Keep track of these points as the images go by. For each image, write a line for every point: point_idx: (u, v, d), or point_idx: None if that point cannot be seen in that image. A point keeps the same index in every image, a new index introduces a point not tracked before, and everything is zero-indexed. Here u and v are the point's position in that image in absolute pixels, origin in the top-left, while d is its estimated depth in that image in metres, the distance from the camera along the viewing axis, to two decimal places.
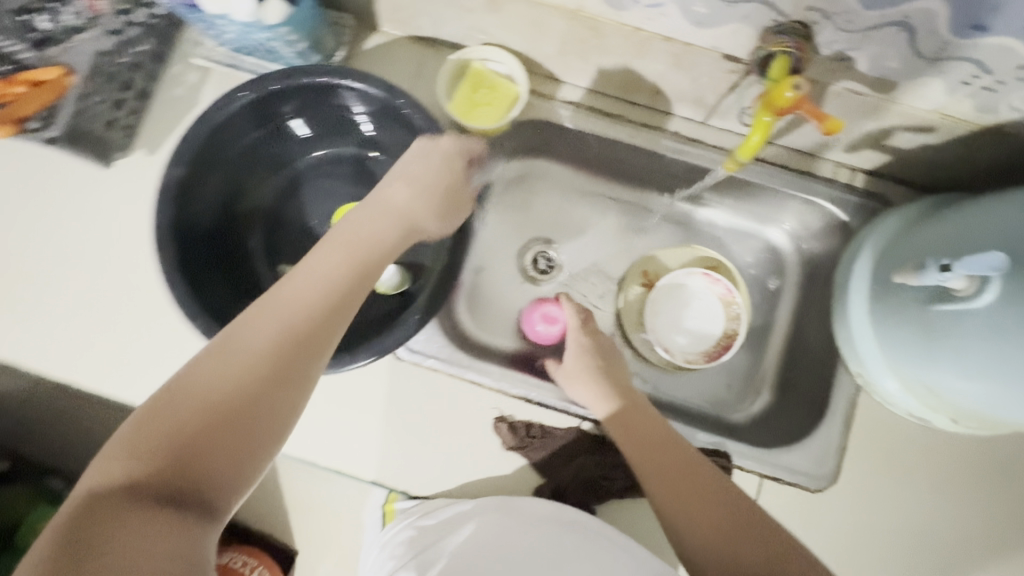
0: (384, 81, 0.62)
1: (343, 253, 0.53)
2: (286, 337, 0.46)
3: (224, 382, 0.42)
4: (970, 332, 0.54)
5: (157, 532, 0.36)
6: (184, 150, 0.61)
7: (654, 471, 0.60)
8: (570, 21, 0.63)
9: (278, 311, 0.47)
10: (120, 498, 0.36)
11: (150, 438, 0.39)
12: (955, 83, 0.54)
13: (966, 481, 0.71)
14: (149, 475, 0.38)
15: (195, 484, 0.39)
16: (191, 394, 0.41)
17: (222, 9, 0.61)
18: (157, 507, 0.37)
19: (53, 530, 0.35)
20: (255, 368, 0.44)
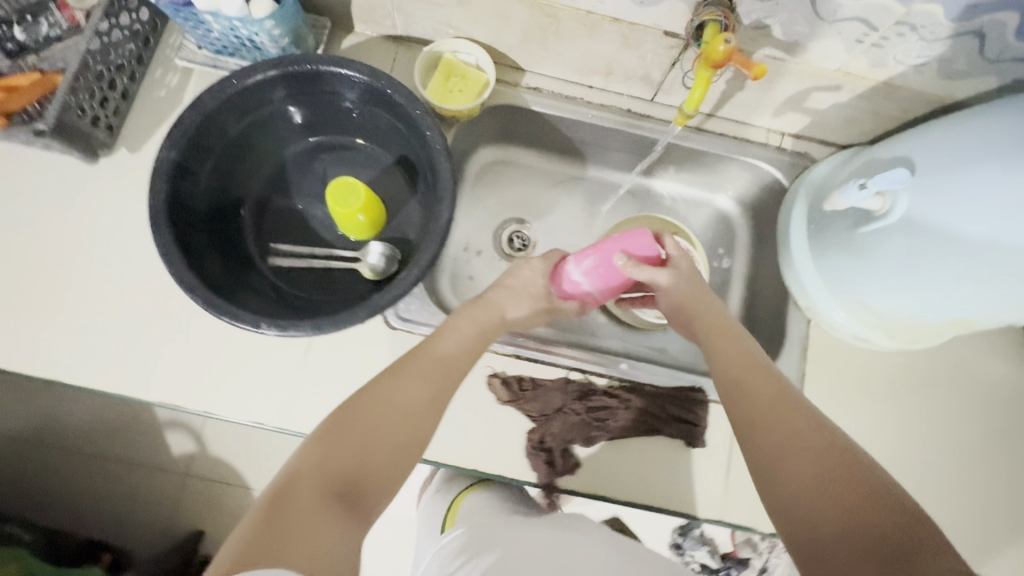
0: (366, 65, 0.68)
1: (471, 323, 0.67)
2: (449, 372, 0.61)
3: (357, 453, 0.52)
4: (892, 243, 0.65)
5: (343, 520, 0.47)
6: (178, 133, 0.65)
7: (750, 415, 0.55)
8: (530, 9, 0.71)
9: (440, 358, 0.62)
10: (321, 480, 0.49)
11: (340, 444, 0.52)
12: (852, 43, 0.65)
13: (910, 393, 0.80)
14: (274, 486, 0.48)
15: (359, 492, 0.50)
16: (330, 464, 0.50)
17: (212, 5, 0.66)
18: (327, 499, 0.48)
19: (283, 486, 0.49)
20: (348, 435, 0.53)
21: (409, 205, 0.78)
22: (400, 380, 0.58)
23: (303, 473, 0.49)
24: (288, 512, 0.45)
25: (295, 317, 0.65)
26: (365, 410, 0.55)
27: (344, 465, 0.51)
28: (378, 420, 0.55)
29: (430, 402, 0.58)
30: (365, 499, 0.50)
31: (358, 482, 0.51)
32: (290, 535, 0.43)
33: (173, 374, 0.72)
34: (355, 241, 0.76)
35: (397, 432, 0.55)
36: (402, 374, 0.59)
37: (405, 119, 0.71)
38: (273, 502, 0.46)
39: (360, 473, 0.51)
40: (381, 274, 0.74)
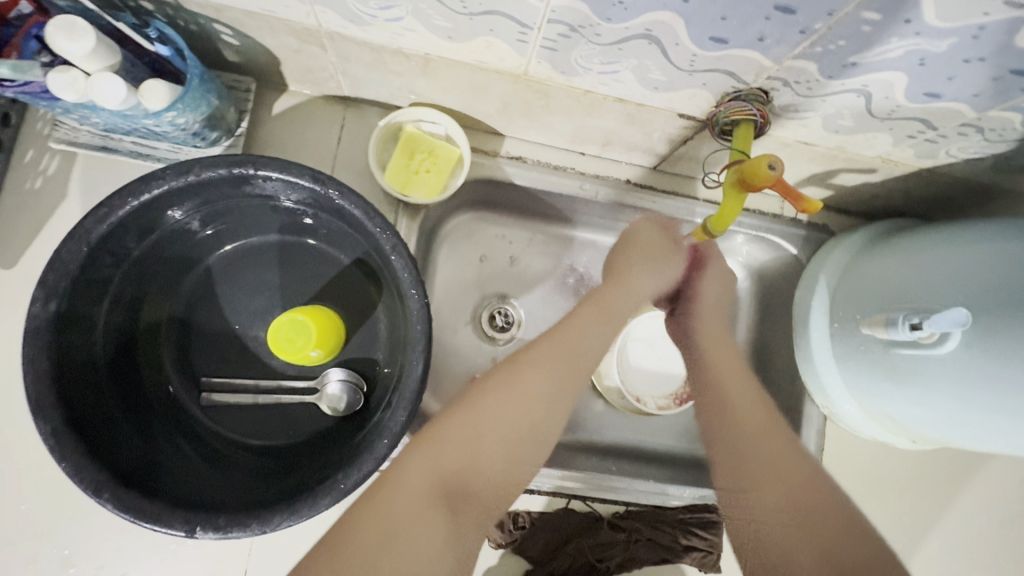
0: (307, 168, 0.52)
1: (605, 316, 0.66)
2: (555, 399, 0.60)
3: (462, 456, 0.52)
4: (935, 374, 0.56)
5: (441, 518, 0.50)
6: (57, 278, 0.49)
7: (739, 422, 0.64)
8: (514, 84, 0.57)
9: (553, 376, 0.60)
10: (432, 476, 0.51)
11: (443, 455, 0.52)
12: (902, 137, 0.55)
13: (923, 486, 0.75)
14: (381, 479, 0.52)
15: (468, 485, 0.52)
16: (444, 455, 0.52)
17: (84, 97, 0.48)
18: (433, 495, 0.50)
19: (371, 482, 0.51)
20: (456, 448, 0.52)
21: (372, 318, 0.64)
22: (495, 412, 0.55)
23: (407, 471, 0.51)
24: (389, 504, 0.48)
25: (237, 502, 0.52)
26: (477, 423, 0.54)
27: (448, 468, 0.51)
28: (475, 444, 0.53)
29: (546, 408, 0.59)
30: (465, 512, 0.52)
31: (460, 487, 0.52)
32: (395, 549, 0.46)
33: (91, 548, 0.59)
34: (311, 369, 0.63)
35: (508, 439, 0.56)
36: (491, 398, 0.56)
37: (363, 229, 0.56)
38: (372, 501, 0.49)
39: (464, 474, 0.52)
40: (343, 410, 0.61)
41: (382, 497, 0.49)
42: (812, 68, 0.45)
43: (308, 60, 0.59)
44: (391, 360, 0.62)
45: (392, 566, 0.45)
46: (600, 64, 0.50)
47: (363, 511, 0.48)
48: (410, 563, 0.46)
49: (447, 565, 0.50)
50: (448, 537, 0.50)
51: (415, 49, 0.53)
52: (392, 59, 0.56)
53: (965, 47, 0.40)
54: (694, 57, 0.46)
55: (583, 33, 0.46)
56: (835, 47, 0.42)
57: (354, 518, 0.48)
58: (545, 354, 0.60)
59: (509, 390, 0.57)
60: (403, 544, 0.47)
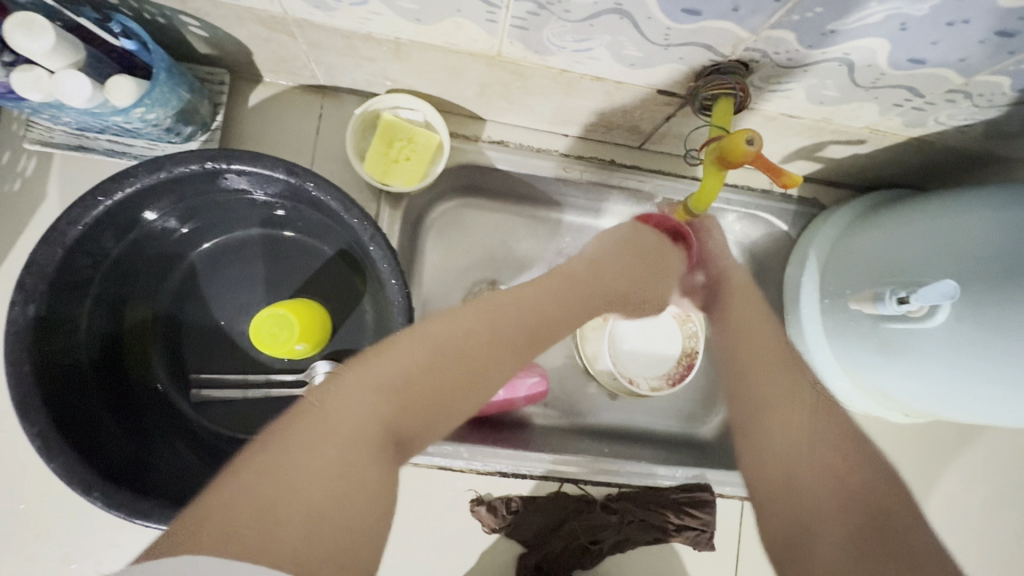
0: (280, 160, 0.51)
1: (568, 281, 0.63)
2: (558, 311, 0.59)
3: (411, 378, 0.45)
4: (926, 347, 0.56)
5: (383, 467, 0.41)
6: (36, 280, 0.49)
7: (758, 400, 0.62)
8: (488, 66, 0.55)
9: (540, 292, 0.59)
10: (365, 416, 0.42)
11: (390, 380, 0.44)
12: (889, 106, 0.53)
13: (917, 459, 0.75)
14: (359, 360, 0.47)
15: (415, 426, 0.45)
16: (388, 381, 0.44)
17: (49, 96, 0.47)
18: (377, 433, 0.42)
19: (352, 367, 0.46)
20: (428, 355, 0.47)
21: (358, 310, 0.64)
22: (439, 331, 0.49)
23: (342, 398, 0.42)
24: (313, 438, 0.40)
25: None
26: (457, 331, 0.50)
27: (403, 411, 0.44)
28: (419, 381, 0.45)
29: (526, 326, 0.54)
30: (412, 443, 0.45)
31: (412, 427, 0.45)
32: (303, 475, 0.38)
33: (91, 545, 0.60)
34: (298, 362, 0.63)
35: (477, 364, 0.50)
36: (460, 324, 0.51)
37: (342, 219, 0.56)
38: (303, 417, 0.41)
39: (421, 431, 0.45)
40: None
41: (305, 424, 0.41)
42: (791, 38, 0.44)
43: (279, 49, 0.58)
44: None
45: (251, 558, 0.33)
46: (573, 42, 0.49)
47: (296, 411, 0.43)
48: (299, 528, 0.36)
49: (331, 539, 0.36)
50: (376, 467, 0.41)
51: (384, 34, 0.52)
52: (363, 45, 0.55)
53: (947, 10, 0.38)
54: (668, 31, 0.45)
55: (552, 10, 0.44)
56: (811, 15, 0.40)
57: (278, 442, 0.40)
58: (553, 288, 0.61)
59: (455, 339, 0.49)
60: (299, 482, 0.37)
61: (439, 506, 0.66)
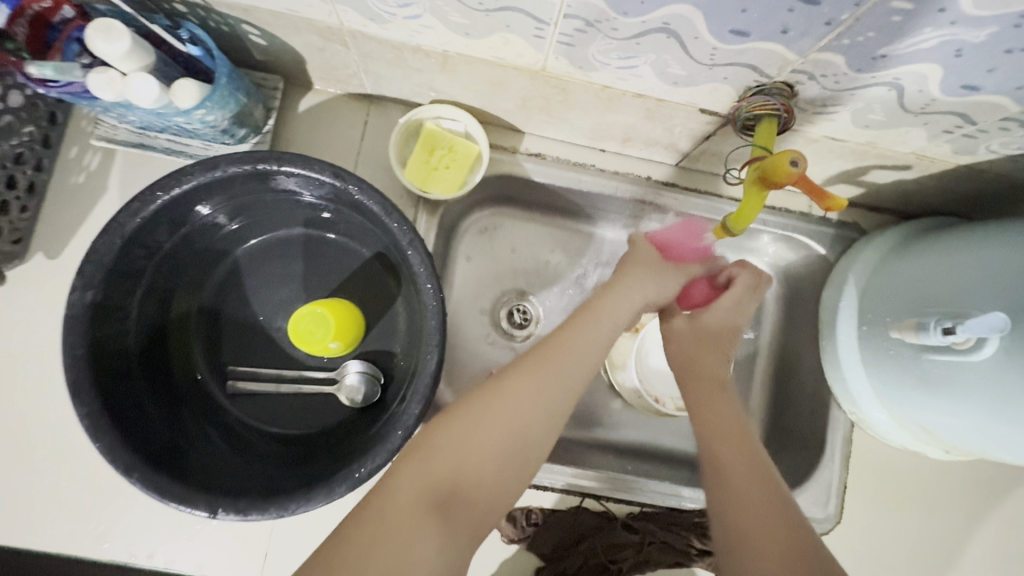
0: (327, 164, 0.54)
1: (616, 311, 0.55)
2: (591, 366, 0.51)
3: (490, 447, 0.45)
4: (970, 381, 0.54)
5: (438, 538, 0.41)
6: (94, 268, 0.52)
7: (728, 476, 0.48)
8: (532, 80, 0.56)
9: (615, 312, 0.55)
10: (415, 495, 0.42)
11: (444, 460, 0.44)
12: (938, 132, 0.52)
13: (956, 501, 0.72)
14: (434, 482, 0.43)
15: (472, 494, 0.44)
16: (438, 459, 0.44)
17: (119, 96, 0.50)
18: (429, 496, 0.42)
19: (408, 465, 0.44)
20: (500, 441, 0.46)
21: (391, 312, 0.66)
22: (524, 375, 0.49)
23: (403, 474, 0.43)
24: (377, 513, 0.41)
25: (258, 487, 0.54)
26: (565, 340, 0.51)
27: (440, 473, 0.44)
28: (485, 423, 0.46)
29: (598, 333, 0.53)
30: (464, 515, 0.43)
31: (460, 488, 0.44)
32: (378, 550, 0.39)
33: (125, 526, 0.62)
34: (331, 360, 0.64)
35: (546, 434, 0.48)
36: (540, 360, 0.50)
37: (382, 224, 0.57)
38: (370, 501, 0.42)
39: (463, 481, 0.44)
40: (361, 401, 0.62)
41: (355, 523, 0.41)
42: (839, 61, 0.44)
43: (331, 58, 0.60)
44: (408, 353, 0.64)
45: None
46: (618, 59, 0.50)
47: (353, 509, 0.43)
48: None
49: None
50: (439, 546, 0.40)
51: (433, 46, 0.54)
52: (411, 57, 0.57)
53: (1004, 37, 0.38)
54: (714, 50, 0.45)
55: (599, 28, 0.45)
56: (862, 39, 0.40)
57: (332, 541, 0.40)
58: (527, 364, 0.49)
59: (484, 401, 0.47)
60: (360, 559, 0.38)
61: None
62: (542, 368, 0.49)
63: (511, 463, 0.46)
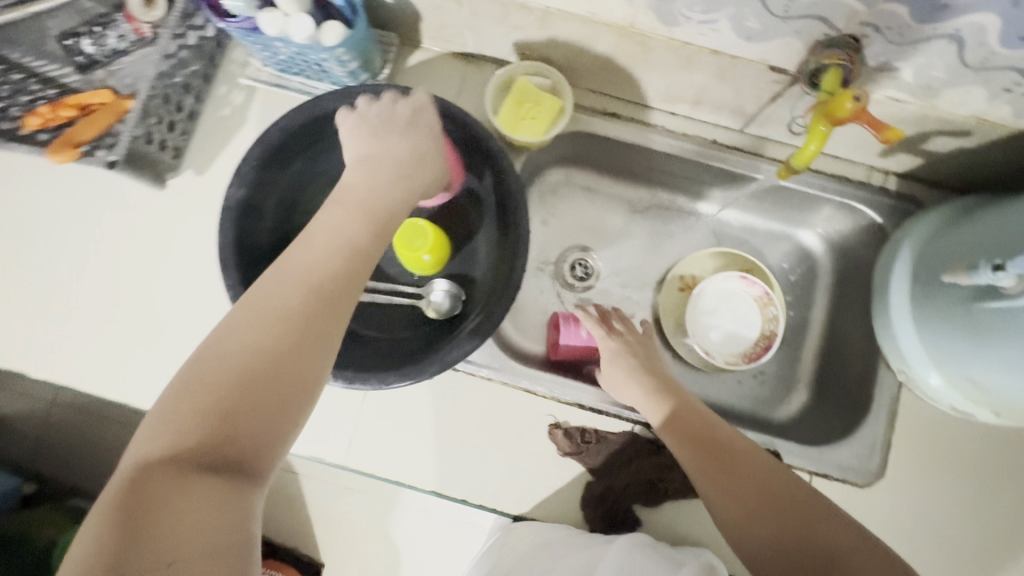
0: (440, 97, 0.64)
1: (332, 230, 0.51)
2: (341, 263, 0.49)
3: (231, 377, 0.42)
4: (1019, 327, 0.57)
5: (212, 487, 0.38)
6: (247, 169, 0.63)
7: (725, 477, 0.58)
8: (619, 36, 0.65)
9: (319, 246, 0.49)
10: (166, 470, 0.38)
11: (184, 413, 0.40)
12: (997, 91, 0.56)
13: (1004, 470, 0.73)
14: (164, 432, 0.40)
15: (248, 443, 0.41)
16: (180, 409, 0.40)
17: (281, 32, 0.62)
18: (192, 460, 0.38)
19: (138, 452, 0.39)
20: (240, 365, 0.42)
21: (474, 241, 0.74)
22: (274, 283, 0.47)
23: (141, 441, 0.40)
24: (131, 496, 0.37)
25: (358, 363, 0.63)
26: (281, 272, 0.48)
27: (192, 432, 0.40)
28: (235, 366, 0.42)
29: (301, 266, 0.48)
30: (250, 454, 0.40)
31: (230, 440, 0.40)
32: (182, 505, 0.37)
33: None
34: (417, 277, 0.74)
35: (309, 329, 0.45)
36: (289, 272, 0.48)
37: (478, 154, 0.67)
38: (131, 489, 0.37)
39: (228, 430, 0.40)
40: (445, 313, 0.71)
41: (160, 476, 0.37)
42: (903, 12, 0.49)
43: (445, 16, 0.71)
44: (487, 277, 0.72)
45: (160, 569, 0.35)
46: (700, 14, 0.57)
47: (208, 450, 0.39)
48: (182, 558, 0.35)
49: (227, 541, 0.37)
50: (226, 494, 0.38)
51: (537, 3, 0.63)
52: (515, 15, 0.67)
53: None
54: (789, 3, 0.52)
55: None
56: None
57: (111, 523, 0.36)
58: (248, 310, 0.45)
59: (208, 350, 0.43)
60: (169, 518, 0.36)
61: (523, 424, 0.73)
62: (253, 298, 0.46)
63: (301, 342, 0.44)
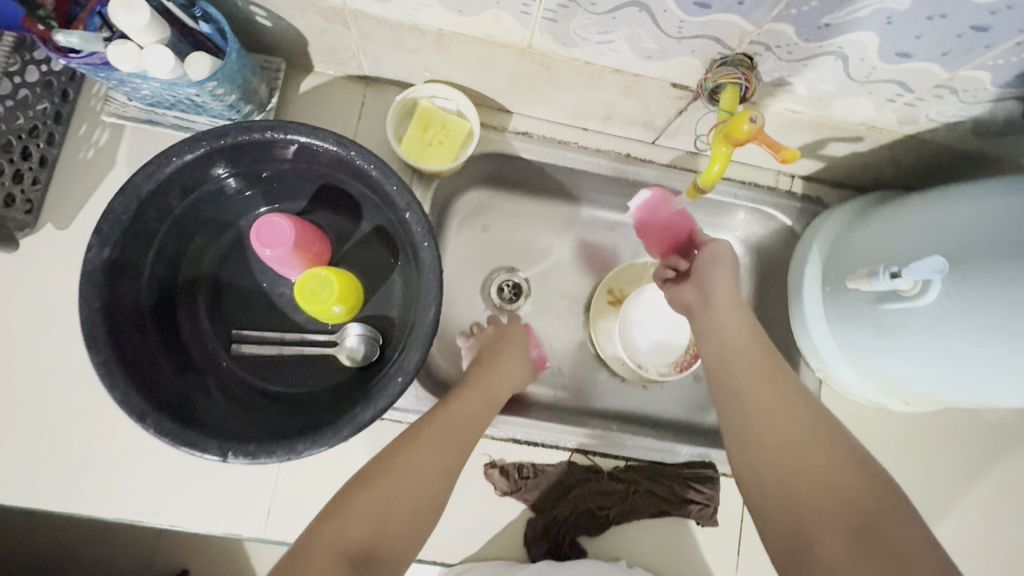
0: (331, 133, 0.58)
1: (468, 399, 0.64)
2: (470, 439, 0.61)
3: (407, 491, 0.54)
4: (918, 326, 0.59)
5: None
6: (111, 227, 0.55)
7: (783, 453, 0.54)
8: (519, 58, 0.62)
9: (467, 412, 0.62)
10: (331, 565, 0.47)
11: (360, 512, 0.51)
12: (882, 101, 0.58)
13: (917, 451, 0.78)
14: (338, 529, 0.50)
15: (382, 553, 0.50)
16: (340, 518, 0.51)
17: (137, 67, 0.54)
18: (348, 559, 0.48)
19: (326, 536, 0.49)
20: (426, 480, 0.55)
21: (390, 279, 0.69)
22: (425, 445, 0.57)
23: (315, 545, 0.49)
24: None
25: (266, 434, 0.57)
26: (402, 440, 0.58)
27: (357, 535, 0.50)
28: (397, 481, 0.54)
29: (450, 450, 0.58)
30: (377, 568, 0.50)
31: (373, 550, 0.50)
32: None
33: (132, 485, 0.64)
34: (331, 324, 0.67)
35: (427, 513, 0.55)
36: (416, 445, 0.57)
37: (382, 191, 0.61)
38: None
39: (375, 543, 0.50)
40: (360, 359, 0.65)
41: None
42: (790, 31, 0.49)
43: (333, 40, 0.65)
44: (404, 317, 0.67)
45: None
46: (597, 35, 0.55)
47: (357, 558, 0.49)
48: None
49: None
50: None
51: (429, 25, 0.59)
52: (409, 38, 0.62)
53: (925, 4, 0.44)
54: (681, 24, 0.51)
55: (579, 2, 0.51)
56: (807, 8, 0.46)
57: None
58: (413, 450, 0.56)
59: (393, 460, 0.56)
60: None
61: None
62: (419, 447, 0.57)
63: (422, 506, 0.55)
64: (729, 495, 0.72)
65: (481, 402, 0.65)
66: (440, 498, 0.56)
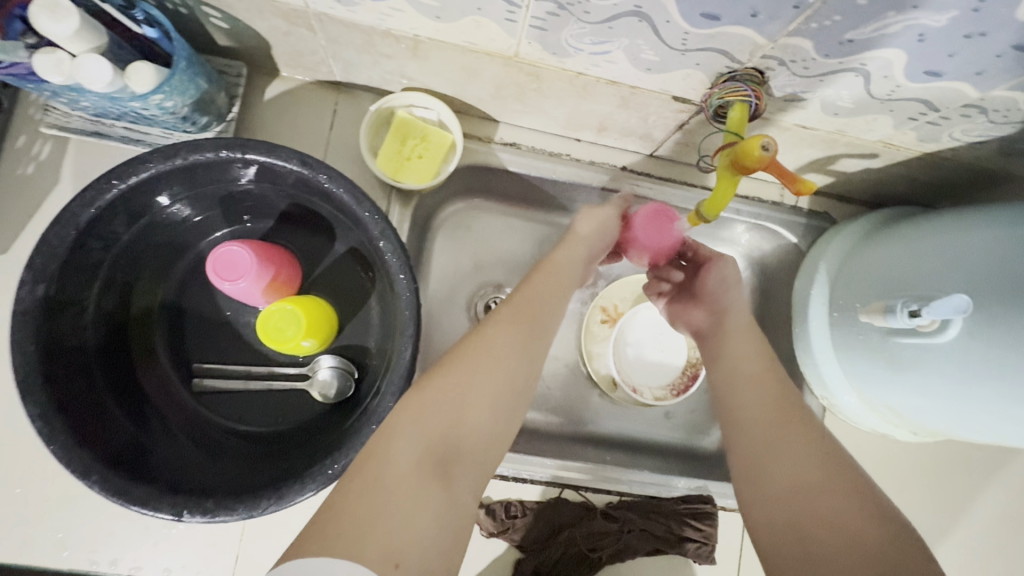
0: (294, 151, 0.51)
1: (539, 283, 0.58)
2: (543, 322, 0.55)
3: (485, 380, 0.48)
4: (934, 362, 0.55)
5: (433, 489, 0.42)
6: (47, 261, 0.49)
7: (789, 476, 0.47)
8: (505, 66, 0.56)
9: (535, 292, 0.57)
10: (415, 460, 0.43)
11: (434, 403, 0.46)
12: (903, 119, 0.53)
13: (922, 480, 0.74)
14: (418, 416, 0.45)
15: (468, 448, 0.46)
16: (421, 411, 0.45)
17: (69, 79, 0.48)
18: (433, 452, 0.43)
19: (408, 426, 0.44)
20: (507, 373, 0.50)
21: (365, 306, 0.64)
22: (501, 333, 0.52)
23: (395, 436, 0.44)
24: (375, 478, 0.41)
25: (228, 486, 0.52)
26: (472, 334, 0.52)
27: (439, 428, 0.45)
28: (469, 367, 0.49)
29: (526, 349, 0.52)
30: (465, 466, 0.45)
31: (457, 445, 0.45)
32: (385, 510, 0.39)
33: (85, 533, 0.59)
34: (302, 356, 0.62)
35: (514, 401, 0.50)
36: (489, 334, 0.51)
37: (353, 215, 0.55)
38: (362, 470, 0.42)
39: (457, 439, 0.45)
40: (334, 396, 0.61)
41: (357, 484, 0.41)
42: (808, 46, 0.44)
43: (298, 44, 0.59)
44: (382, 348, 0.62)
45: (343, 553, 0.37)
46: (591, 45, 0.49)
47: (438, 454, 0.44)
48: (364, 550, 0.37)
49: (405, 540, 0.39)
50: (428, 492, 0.41)
51: (403, 31, 0.53)
52: (382, 43, 0.56)
53: (964, 21, 0.39)
54: (686, 36, 0.45)
55: (571, 10, 0.45)
56: (830, 22, 0.41)
57: (324, 510, 0.40)
58: (490, 341, 0.51)
59: (468, 351, 0.50)
60: (366, 518, 0.39)
61: None
62: (504, 331, 0.52)
63: (502, 404, 0.49)
64: (727, 530, 0.69)
65: (552, 283, 0.59)
66: (524, 384, 0.51)
